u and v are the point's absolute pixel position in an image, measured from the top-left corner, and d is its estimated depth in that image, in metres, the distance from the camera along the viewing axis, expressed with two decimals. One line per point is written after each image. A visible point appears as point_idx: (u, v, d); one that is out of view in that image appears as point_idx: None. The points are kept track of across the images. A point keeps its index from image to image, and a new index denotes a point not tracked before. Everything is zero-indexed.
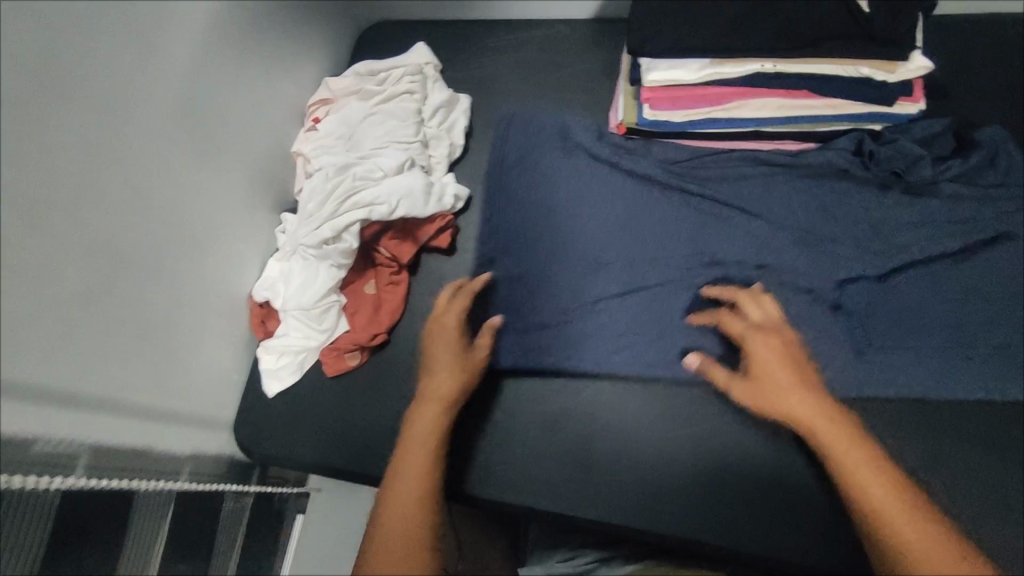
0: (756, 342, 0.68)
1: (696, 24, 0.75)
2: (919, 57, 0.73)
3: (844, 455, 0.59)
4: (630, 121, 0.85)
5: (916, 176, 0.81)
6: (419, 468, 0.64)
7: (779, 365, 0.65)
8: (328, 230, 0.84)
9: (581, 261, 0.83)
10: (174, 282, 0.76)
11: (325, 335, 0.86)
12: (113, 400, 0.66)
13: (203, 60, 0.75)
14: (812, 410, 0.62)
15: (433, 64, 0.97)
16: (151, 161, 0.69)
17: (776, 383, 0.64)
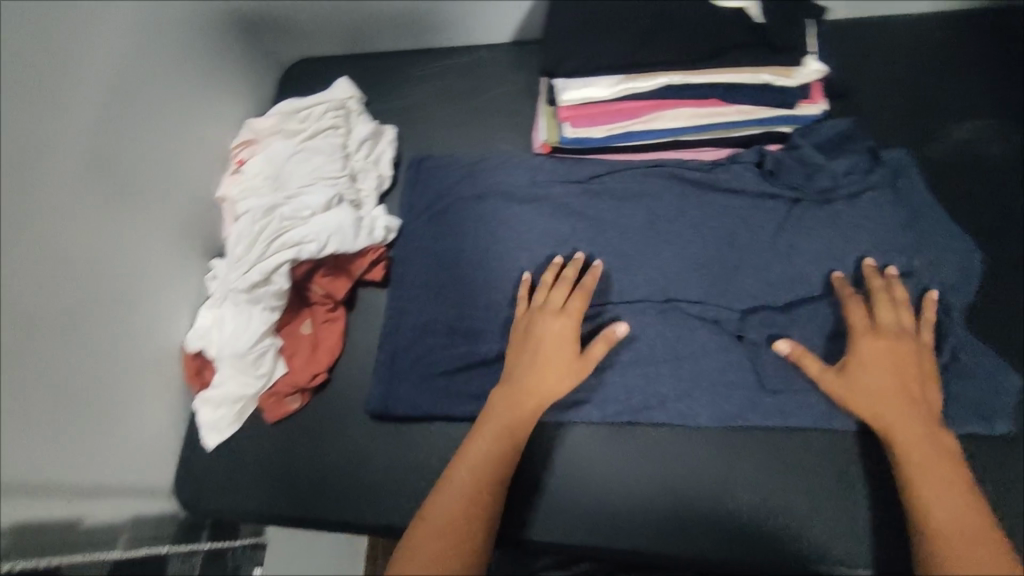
0: (868, 341, 0.69)
1: (602, 43, 0.77)
2: (813, 61, 0.77)
3: (919, 466, 0.62)
4: (553, 140, 0.86)
5: (817, 187, 0.80)
6: (469, 495, 0.64)
7: (880, 369, 0.67)
8: (257, 273, 0.82)
9: (516, 282, 0.82)
10: (95, 344, 0.73)
11: (262, 382, 0.83)
12: (32, 473, 0.64)
13: (103, 119, 0.75)
14: (901, 419, 0.64)
15: (356, 97, 0.97)
16: (55, 223, 0.68)
17: (872, 384, 0.67)
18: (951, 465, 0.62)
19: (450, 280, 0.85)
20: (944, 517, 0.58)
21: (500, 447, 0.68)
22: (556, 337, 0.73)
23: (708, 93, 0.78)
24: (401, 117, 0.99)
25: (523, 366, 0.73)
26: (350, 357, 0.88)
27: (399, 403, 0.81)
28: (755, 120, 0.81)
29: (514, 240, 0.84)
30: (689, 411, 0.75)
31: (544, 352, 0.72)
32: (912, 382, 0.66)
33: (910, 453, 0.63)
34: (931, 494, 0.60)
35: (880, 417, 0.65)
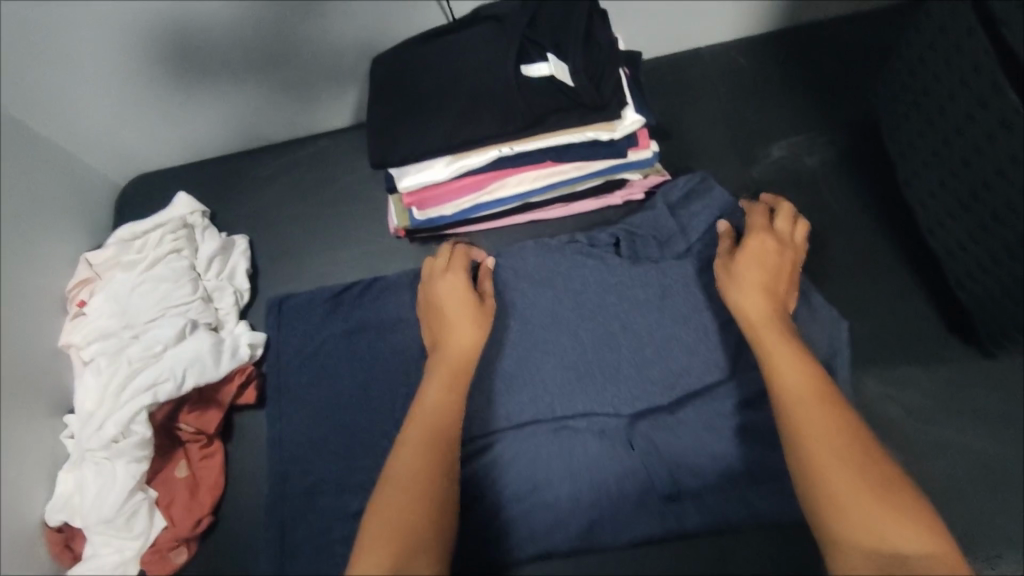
0: (762, 235, 0.71)
1: (427, 131, 0.77)
2: (632, 113, 0.79)
3: (780, 357, 0.62)
4: (405, 225, 0.87)
5: (668, 250, 0.85)
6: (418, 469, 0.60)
7: (765, 258, 0.70)
8: (112, 427, 0.75)
9: (394, 377, 0.82)
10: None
11: (141, 539, 0.76)
12: None
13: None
14: (767, 320, 0.65)
15: (199, 211, 0.93)
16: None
17: (768, 260, 0.70)
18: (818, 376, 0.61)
19: (327, 383, 0.83)
20: (804, 407, 0.57)
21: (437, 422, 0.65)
22: (456, 306, 0.73)
23: (541, 157, 0.79)
24: (251, 221, 0.97)
25: (450, 338, 0.71)
26: (235, 490, 0.83)
27: (289, 526, 0.77)
28: (593, 173, 0.83)
29: (382, 333, 0.85)
30: (578, 473, 0.75)
31: (449, 307, 0.73)
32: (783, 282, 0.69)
33: (775, 347, 0.62)
34: (792, 384, 0.59)
35: (748, 305, 0.66)
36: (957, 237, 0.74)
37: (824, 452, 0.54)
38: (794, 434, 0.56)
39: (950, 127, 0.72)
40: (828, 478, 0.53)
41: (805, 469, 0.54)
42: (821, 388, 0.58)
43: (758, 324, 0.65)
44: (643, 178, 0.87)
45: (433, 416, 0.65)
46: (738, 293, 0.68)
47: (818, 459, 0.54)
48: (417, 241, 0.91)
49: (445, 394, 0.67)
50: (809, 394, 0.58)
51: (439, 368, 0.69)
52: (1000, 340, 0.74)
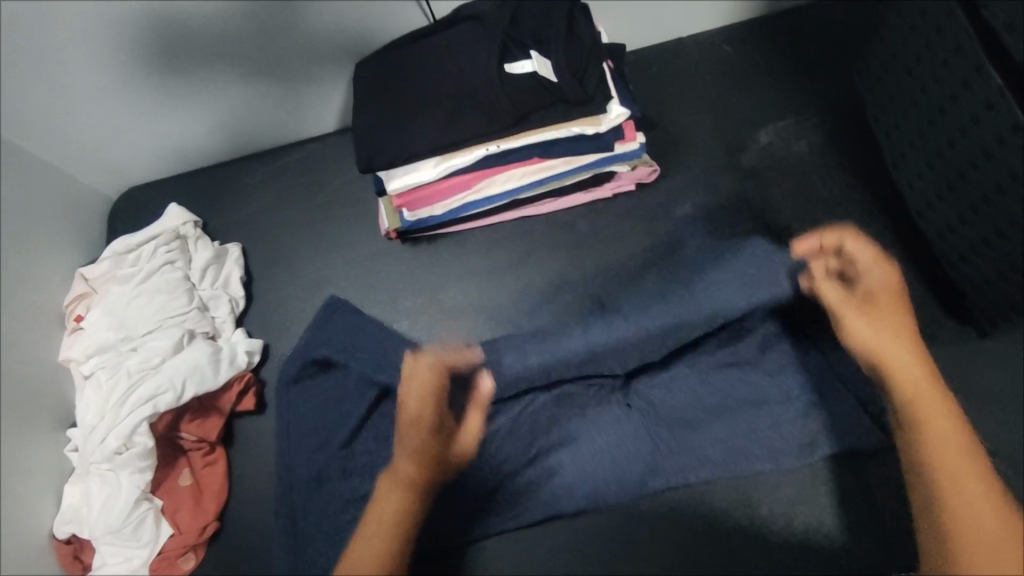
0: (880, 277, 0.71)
1: (412, 133, 0.77)
2: (615, 107, 0.79)
3: (932, 405, 0.63)
4: (396, 226, 0.87)
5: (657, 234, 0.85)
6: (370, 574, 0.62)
7: (890, 304, 0.69)
8: (115, 439, 0.77)
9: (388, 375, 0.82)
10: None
11: (148, 548, 0.77)
12: None
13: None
14: (909, 358, 0.66)
15: (191, 221, 0.94)
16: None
17: (888, 305, 0.69)
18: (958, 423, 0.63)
19: (326, 387, 0.84)
20: (957, 458, 0.60)
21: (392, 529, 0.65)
22: (425, 417, 0.70)
23: (528, 154, 0.80)
24: (244, 228, 0.97)
25: (411, 448, 0.69)
26: (240, 496, 0.84)
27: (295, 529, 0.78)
28: (579, 167, 0.83)
29: (374, 332, 0.85)
30: (577, 436, 0.79)
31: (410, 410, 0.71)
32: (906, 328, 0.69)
33: (926, 392, 0.64)
34: (939, 427, 0.62)
35: (890, 352, 0.67)
36: (946, 217, 0.74)
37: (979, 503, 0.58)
38: (950, 477, 0.59)
39: (935, 107, 0.72)
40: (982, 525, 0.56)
41: (949, 508, 0.58)
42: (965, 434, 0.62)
43: (904, 370, 0.65)
44: (631, 170, 0.85)
45: (395, 509, 0.67)
46: (874, 335, 0.68)
47: (968, 529, 0.56)
48: (410, 241, 0.91)
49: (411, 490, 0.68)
50: (959, 442, 0.61)
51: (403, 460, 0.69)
52: (995, 319, 0.73)
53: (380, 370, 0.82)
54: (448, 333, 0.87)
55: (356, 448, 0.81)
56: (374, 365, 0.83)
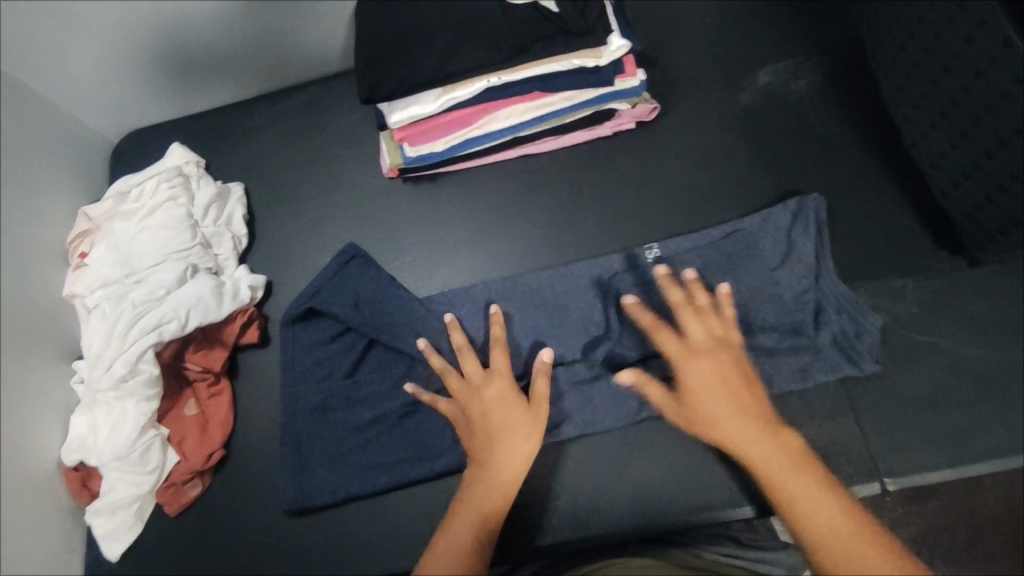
0: (681, 359, 0.64)
1: (415, 62, 0.78)
2: (617, 39, 0.78)
3: (783, 480, 0.55)
4: (398, 163, 0.87)
5: (658, 175, 0.86)
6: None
7: (718, 401, 0.61)
8: (121, 367, 0.77)
9: (389, 306, 0.83)
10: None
11: (155, 474, 0.79)
12: None
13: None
14: (743, 430, 0.59)
15: (193, 161, 0.94)
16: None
17: (695, 380, 0.62)
18: (806, 470, 0.55)
19: (325, 321, 0.84)
20: (817, 525, 0.52)
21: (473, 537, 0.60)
22: (516, 395, 0.69)
23: (529, 87, 0.80)
24: (245, 169, 0.97)
25: (519, 427, 0.67)
26: (244, 428, 0.85)
27: (294, 454, 0.79)
28: (580, 103, 0.83)
29: (373, 270, 0.85)
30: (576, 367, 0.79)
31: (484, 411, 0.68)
32: (747, 384, 0.62)
33: (798, 491, 0.54)
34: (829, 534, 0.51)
35: (727, 435, 0.59)
36: (940, 144, 0.75)
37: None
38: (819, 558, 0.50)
39: (931, 34, 0.71)
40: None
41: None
42: (825, 496, 0.53)
43: (743, 448, 0.58)
44: (631, 108, 0.86)
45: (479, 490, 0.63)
46: (711, 426, 0.61)
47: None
48: (411, 180, 0.91)
49: (513, 484, 0.64)
50: (819, 508, 0.52)
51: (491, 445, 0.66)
52: (983, 245, 0.75)
53: (382, 302, 0.83)
54: (449, 269, 0.88)
55: (356, 381, 0.82)
56: (374, 301, 0.83)
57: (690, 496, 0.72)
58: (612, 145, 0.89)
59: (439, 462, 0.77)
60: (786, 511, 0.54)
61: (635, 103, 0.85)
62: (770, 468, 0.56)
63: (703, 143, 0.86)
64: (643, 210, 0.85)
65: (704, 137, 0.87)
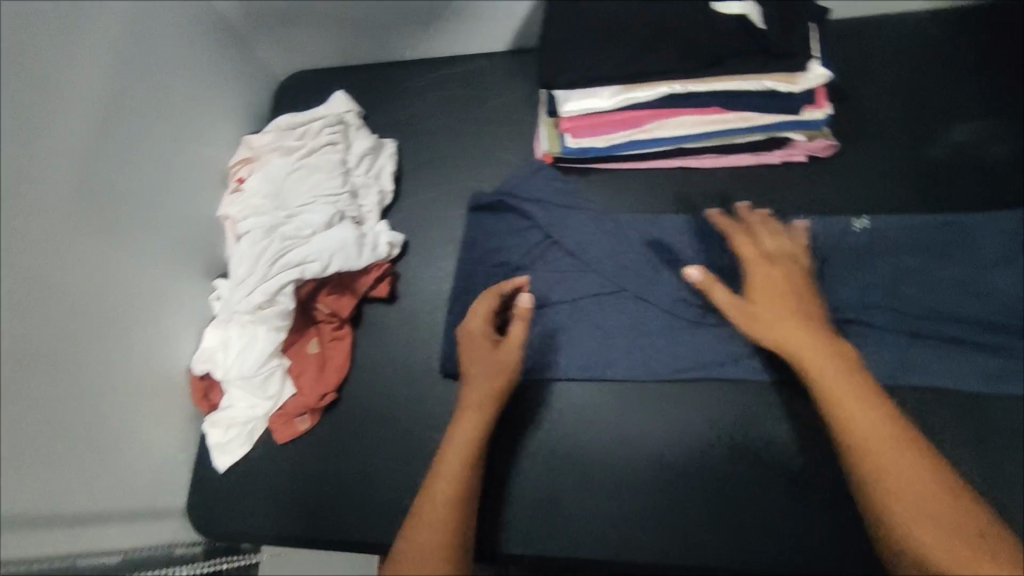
0: (756, 266, 0.68)
1: (600, 56, 0.76)
2: (817, 67, 0.75)
3: (842, 387, 0.58)
4: (555, 151, 0.87)
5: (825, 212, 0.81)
6: (448, 497, 0.63)
7: (783, 310, 0.64)
8: (261, 294, 0.81)
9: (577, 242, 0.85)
10: (83, 376, 0.70)
11: (271, 402, 0.84)
12: (30, 513, 0.63)
13: (94, 144, 0.73)
14: (801, 337, 0.61)
15: (354, 110, 0.97)
16: (36, 250, 0.65)
17: (776, 286, 0.66)
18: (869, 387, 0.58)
19: (511, 224, 0.89)
20: (875, 430, 0.55)
21: (464, 464, 0.66)
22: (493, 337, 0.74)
23: (710, 102, 0.78)
24: (401, 127, 0.99)
25: (495, 366, 0.72)
26: (356, 376, 0.87)
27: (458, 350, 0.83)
28: (756, 127, 0.81)
29: (559, 182, 0.89)
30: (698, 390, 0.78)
31: (472, 349, 0.74)
32: (806, 300, 0.65)
33: (846, 393, 0.58)
34: (863, 434, 0.56)
35: (782, 338, 0.62)
36: None
37: (903, 484, 0.53)
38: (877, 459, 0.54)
39: None
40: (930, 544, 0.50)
41: (879, 494, 0.54)
42: (888, 413, 0.57)
43: (801, 353, 0.61)
44: (808, 140, 0.83)
45: (472, 414, 0.69)
46: (768, 330, 0.63)
47: (903, 491, 0.53)
48: (562, 169, 0.90)
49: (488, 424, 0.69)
50: (879, 418, 0.56)
51: (473, 413, 0.69)
52: None
53: (562, 246, 0.86)
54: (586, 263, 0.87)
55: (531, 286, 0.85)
56: (558, 231, 0.86)
57: (786, 545, 0.70)
58: (778, 174, 0.84)
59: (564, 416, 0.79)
60: (847, 416, 0.57)
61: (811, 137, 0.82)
62: (823, 373, 0.59)
63: (878, 190, 0.81)
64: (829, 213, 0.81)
65: (882, 185, 0.82)
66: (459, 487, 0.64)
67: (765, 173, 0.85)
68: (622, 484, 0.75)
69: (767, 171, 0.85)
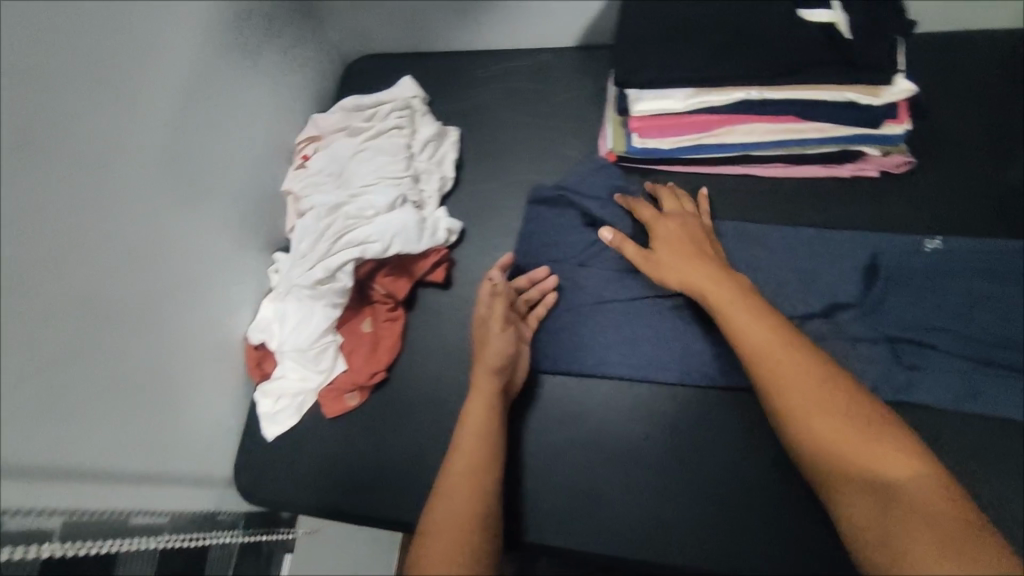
0: (660, 223, 0.78)
1: (680, 56, 0.76)
2: (903, 81, 0.73)
3: (733, 312, 0.65)
4: (619, 149, 0.88)
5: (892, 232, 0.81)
6: (475, 465, 0.67)
7: (679, 255, 0.73)
8: (321, 270, 0.82)
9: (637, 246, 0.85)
10: (160, 336, 0.72)
11: (324, 376, 0.86)
12: (102, 467, 0.64)
13: (186, 108, 0.74)
14: (699, 275, 0.69)
15: (420, 96, 0.98)
16: (132, 210, 0.66)
17: (671, 236, 0.76)
18: (765, 313, 0.64)
19: (569, 219, 0.89)
20: (761, 346, 0.61)
21: (486, 434, 0.69)
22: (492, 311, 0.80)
23: (786, 109, 0.77)
24: (464, 117, 1.00)
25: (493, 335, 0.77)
26: (407, 358, 0.89)
27: None
28: (830, 139, 0.80)
29: (620, 181, 0.89)
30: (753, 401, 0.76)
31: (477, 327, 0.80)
32: (704, 247, 0.75)
33: (740, 320, 0.64)
34: (757, 348, 0.61)
35: (685, 278, 0.70)
36: None
37: (789, 391, 0.58)
38: (765, 371, 0.60)
39: None
40: (824, 439, 0.54)
41: (778, 406, 0.58)
42: (776, 331, 0.62)
43: (701, 288, 0.69)
44: (881, 155, 0.82)
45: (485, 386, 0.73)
46: (676, 273, 0.72)
47: (791, 398, 0.57)
48: (624, 168, 0.91)
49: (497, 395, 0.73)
50: (766, 334, 0.62)
51: (484, 396, 0.72)
52: None
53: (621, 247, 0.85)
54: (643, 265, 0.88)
55: (587, 282, 0.85)
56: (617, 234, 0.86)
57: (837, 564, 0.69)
58: (846, 188, 0.85)
59: (614, 414, 0.79)
60: (738, 338, 0.63)
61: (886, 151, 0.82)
62: (721, 302, 0.66)
63: (948, 212, 0.81)
64: (896, 234, 0.81)
65: (951, 208, 0.81)
66: (474, 465, 0.66)
67: (831, 187, 0.85)
68: (669, 486, 0.74)
69: (833, 185, 0.85)
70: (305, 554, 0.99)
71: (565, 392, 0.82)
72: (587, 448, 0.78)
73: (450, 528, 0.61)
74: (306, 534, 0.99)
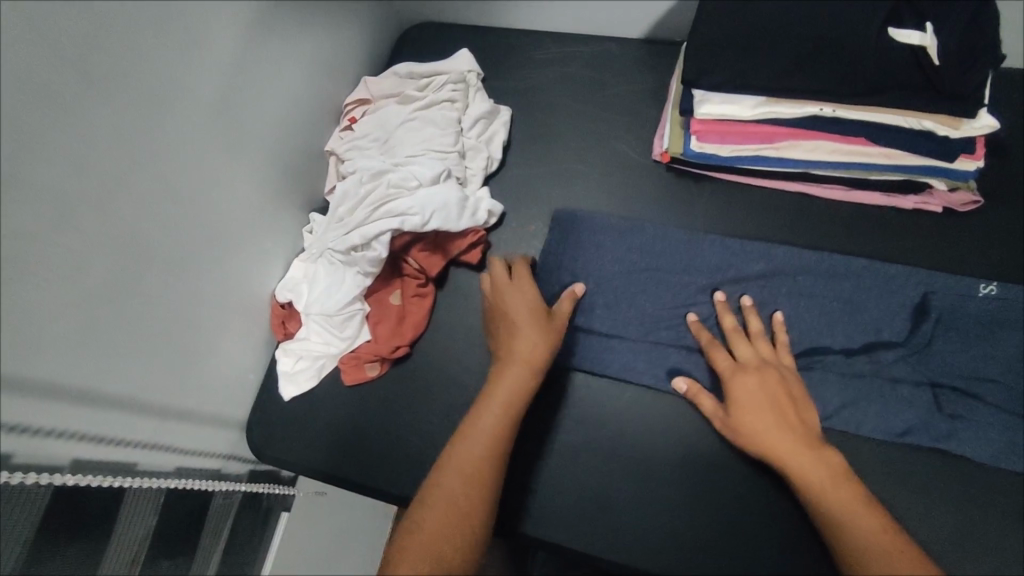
0: (718, 363, 0.73)
1: (756, 61, 0.72)
2: (986, 115, 0.70)
3: (783, 450, 0.65)
4: (675, 151, 0.83)
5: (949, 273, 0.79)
6: (483, 448, 0.63)
7: (746, 394, 0.69)
8: (357, 237, 0.80)
9: (681, 255, 0.83)
10: (193, 281, 0.71)
11: (347, 343, 0.85)
12: (125, 401, 0.63)
13: (246, 52, 0.72)
14: (761, 424, 0.66)
15: (476, 71, 0.96)
16: (179, 148, 0.65)
17: (729, 382, 0.71)
18: (810, 447, 0.65)
19: (611, 223, 0.86)
20: (812, 479, 0.63)
21: (507, 416, 0.65)
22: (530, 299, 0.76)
23: (857, 130, 0.74)
24: (516, 97, 0.98)
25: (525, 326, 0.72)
26: (431, 335, 0.88)
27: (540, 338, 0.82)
28: (898, 166, 0.77)
29: (668, 186, 0.88)
30: None
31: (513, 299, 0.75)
32: (776, 378, 0.70)
33: (780, 441, 0.65)
34: (802, 474, 0.63)
35: (748, 428, 0.67)
36: None
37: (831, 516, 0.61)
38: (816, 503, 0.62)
39: None
40: None
41: (835, 536, 0.60)
42: (826, 466, 0.63)
43: (764, 437, 0.66)
44: (948, 190, 0.80)
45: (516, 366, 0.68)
46: (746, 437, 0.67)
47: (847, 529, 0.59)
48: (676, 171, 0.88)
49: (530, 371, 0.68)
50: (818, 469, 0.63)
51: (515, 372, 0.68)
52: None
53: (666, 252, 0.83)
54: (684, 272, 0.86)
55: (626, 284, 0.83)
56: (660, 243, 0.84)
57: None
58: (906, 221, 0.82)
59: (639, 422, 0.77)
60: (797, 480, 0.64)
61: (954, 187, 0.79)
62: (780, 445, 0.65)
63: (1007, 259, 0.79)
64: (951, 274, 0.78)
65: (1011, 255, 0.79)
66: (486, 446, 0.63)
67: (889, 217, 0.82)
68: (685, 500, 0.73)
69: (892, 215, 0.82)
70: (300, 514, 0.99)
71: (585, 391, 0.80)
72: (598, 451, 0.76)
73: (436, 514, 0.59)
74: (302, 494, 0.99)
